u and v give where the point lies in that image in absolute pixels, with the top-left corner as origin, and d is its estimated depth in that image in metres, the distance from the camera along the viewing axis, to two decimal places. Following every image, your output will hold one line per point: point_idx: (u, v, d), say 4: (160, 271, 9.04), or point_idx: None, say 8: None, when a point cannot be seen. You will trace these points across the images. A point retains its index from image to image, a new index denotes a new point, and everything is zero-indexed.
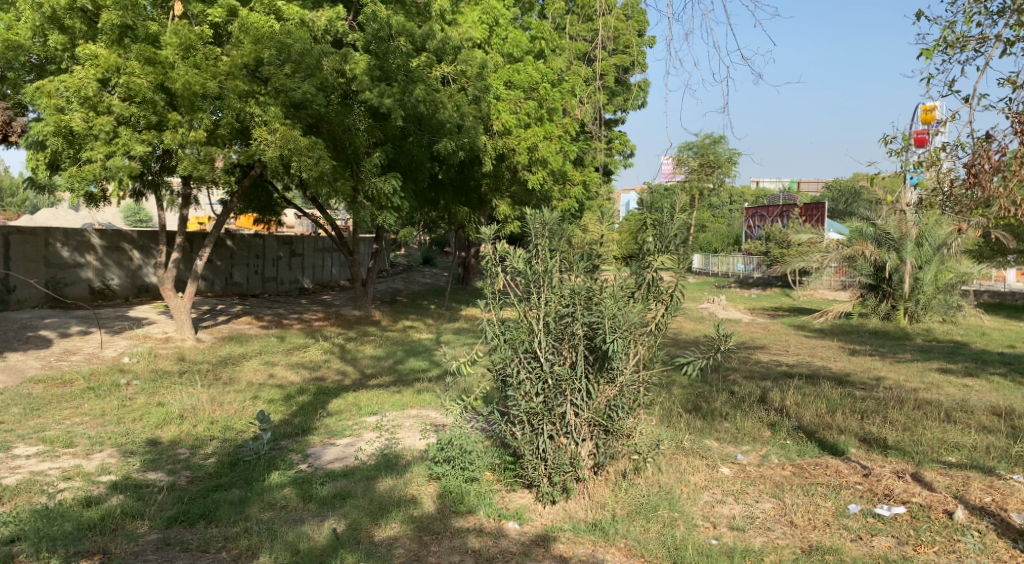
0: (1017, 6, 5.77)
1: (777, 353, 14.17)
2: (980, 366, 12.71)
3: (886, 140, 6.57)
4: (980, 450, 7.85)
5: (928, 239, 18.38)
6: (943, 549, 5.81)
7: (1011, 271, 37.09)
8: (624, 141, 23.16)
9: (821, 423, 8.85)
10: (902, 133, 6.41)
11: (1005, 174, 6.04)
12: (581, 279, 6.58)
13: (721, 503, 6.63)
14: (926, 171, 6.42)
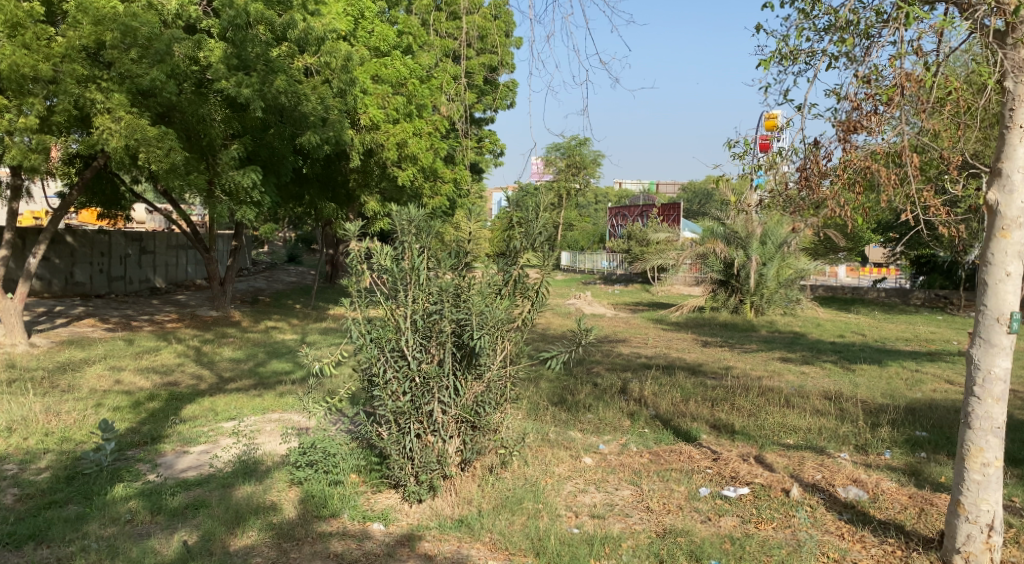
0: (839, 24, 6.25)
1: (636, 346, 14.79)
2: (816, 354, 13.76)
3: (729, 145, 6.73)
4: (814, 432, 8.52)
5: (770, 238, 19.53)
6: (780, 524, 6.28)
7: (841, 268, 40.41)
8: (494, 140, 23.44)
9: (676, 412, 9.34)
10: (745, 138, 6.56)
11: (832, 178, 6.53)
12: (449, 276, 6.69)
13: (583, 493, 6.89)
14: (766, 174, 6.86)
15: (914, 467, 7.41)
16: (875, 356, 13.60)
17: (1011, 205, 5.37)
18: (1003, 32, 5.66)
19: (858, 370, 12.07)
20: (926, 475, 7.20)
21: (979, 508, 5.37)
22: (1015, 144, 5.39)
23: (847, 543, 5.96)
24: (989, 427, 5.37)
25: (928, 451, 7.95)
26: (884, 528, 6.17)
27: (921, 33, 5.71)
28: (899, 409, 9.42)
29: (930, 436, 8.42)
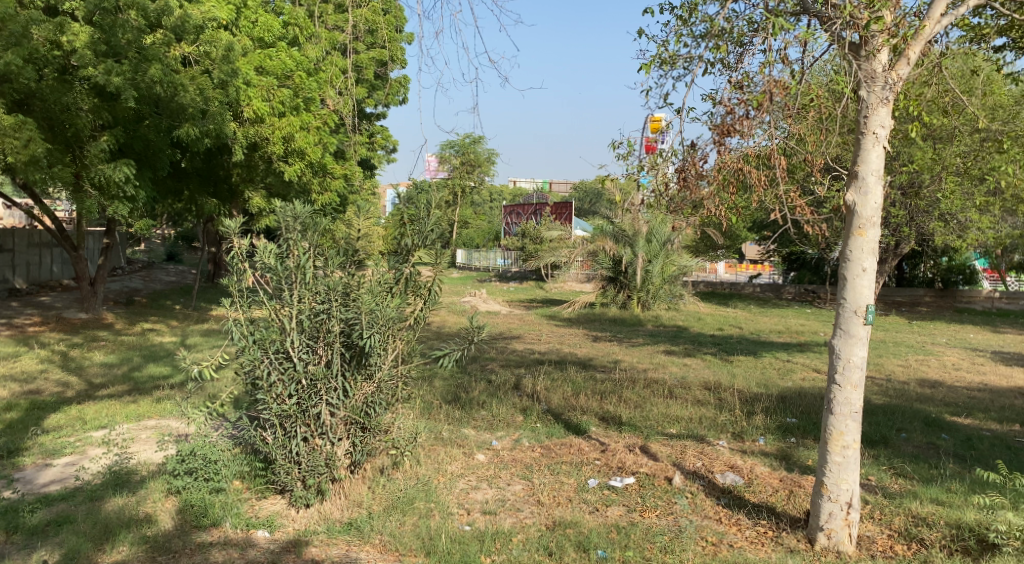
0: (714, 32, 6.48)
1: (529, 342, 14.96)
2: (698, 347, 14.30)
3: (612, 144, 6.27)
4: (695, 421, 8.87)
5: (656, 236, 20.16)
6: (664, 512, 6.48)
7: (722, 265, 42.27)
8: (386, 135, 23.16)
9: (567, 406, 9.51)
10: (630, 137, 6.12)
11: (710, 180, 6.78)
12: (338, 274, 6.58)
13: (476, 490, 6.90)
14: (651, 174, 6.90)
15: (785, 452, 7.83)
16: (751, 348, 14.28)
17: (866, 204, 5.76)
18: (858, 45, 6.07)
19: (736, 361, 12.64)
20: (795, 459, 7.62)
21: (839, 488, 5.72)
22: (868, 148, 5.79)
23: (724, 527, 6.22)
24: (848, 412, 5.73)
25: (796, 436, 8.42)
26: (757, 511, 6.48)
27: (787, 43, 6.02)
28: (772, 397, 9.92)
29: (799, 422, 8.92)
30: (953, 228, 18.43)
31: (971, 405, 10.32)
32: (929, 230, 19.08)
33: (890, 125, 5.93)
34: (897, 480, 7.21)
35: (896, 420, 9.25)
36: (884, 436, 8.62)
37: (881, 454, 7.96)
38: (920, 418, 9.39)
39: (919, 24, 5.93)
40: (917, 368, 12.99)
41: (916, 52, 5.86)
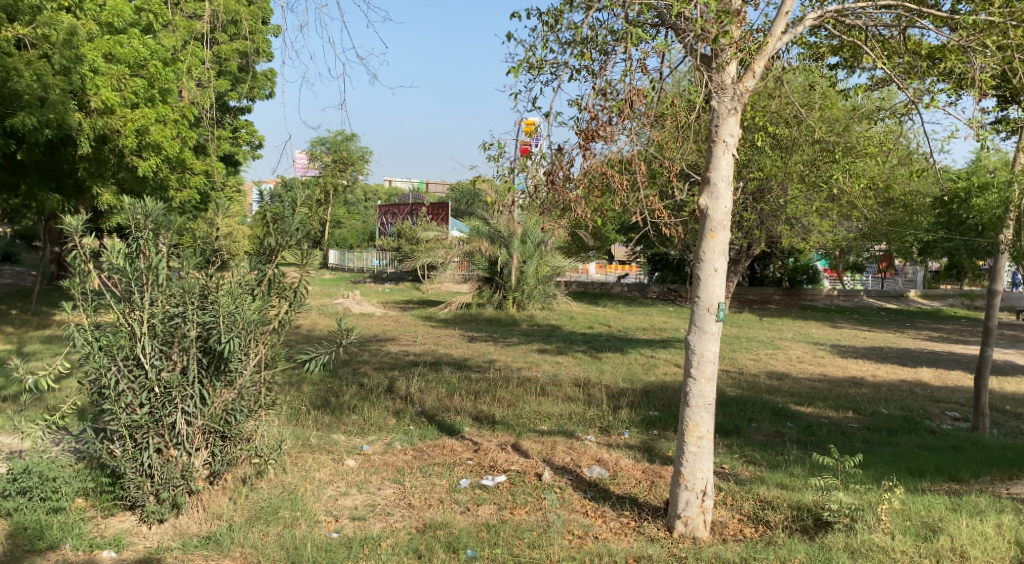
0: (578, 39, 6.55)
1: (403, 344, 14.80)
2: (569, 345, 14.57)
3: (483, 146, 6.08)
4: (564, 417, 9.01)
5: (530, 238, 20.41)
6: (533, 507, 6.51)
7: (594, 265, 43.34)
8: (251, 131, 22.29)
9: (440, 407, 9.44)
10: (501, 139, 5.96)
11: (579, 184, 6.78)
12: (195, 275, 6.23)
13: (344, 495, 6.72)
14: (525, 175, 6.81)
15: (648, 444, 8.08)
16: (620, 345, 14.69)
17: (717, 208, 6.01)
18: (709, 57, 6.34)
19: (605, 358, 12.95)
20: (657, 450, 7.88)
21: (695, 476, 5.95)
22: (719, 155, 6.06)
23: (589, 519, 6.32)
24: (702, 404, 5.96)
25: (659, 429, 8.72)
26: (621, 502, 6.63)
27: (646, 53, 6.19)
28: (636, 392, 10.24)
29: (661, 415, 9.24)
30: (798, 231, 19.68)
31: (813, 395, 11.03)
32: (777, 233, 20.29)
33: (739, 134, 6.23)
34: (748, 467, 7.60)
35: (748, 411, 9.74)
36: (737, 425, 9.06)
37: (734, 444, 8.38)
38: (768, 408, 9.94)
39: (762, 40, 6.28)
40: (769, 362, 13.75)
41: (760, 66, 6.17)
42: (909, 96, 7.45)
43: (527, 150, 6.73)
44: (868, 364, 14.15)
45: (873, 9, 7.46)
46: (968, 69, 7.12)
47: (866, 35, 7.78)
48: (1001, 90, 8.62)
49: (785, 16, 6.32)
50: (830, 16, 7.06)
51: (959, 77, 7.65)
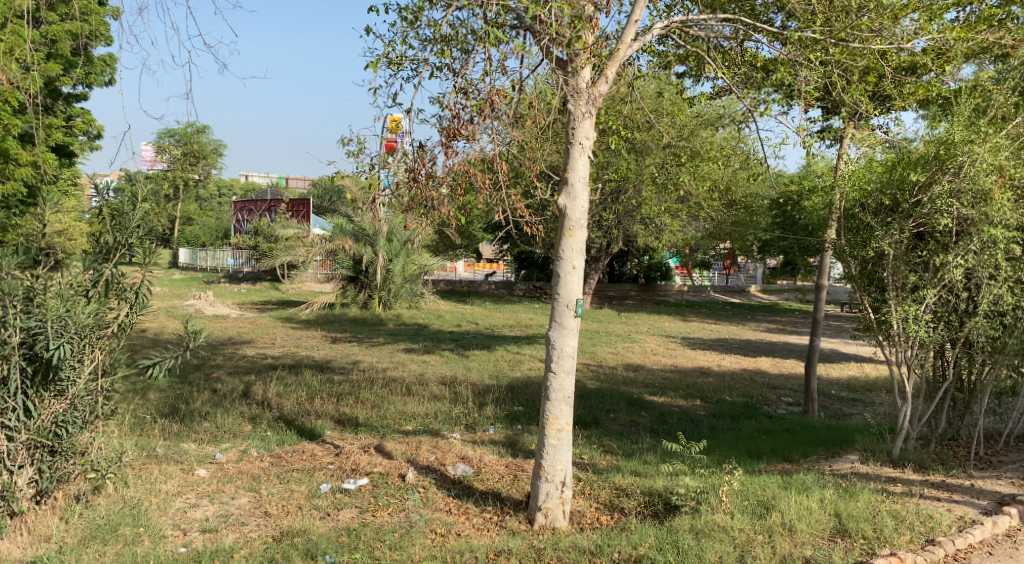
0: (437, 36, 6.47)
1: (261, 346, 14.32)
2: (435, 344, 14.54)
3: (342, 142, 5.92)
4: (430, 416, 8.99)
5: (396, 236, 20.25)
6: (395, 509, 6.46)
7: (461, 264, 43.42)
8: (88, 120, 20.89)
9: (301, 411, 9.19)
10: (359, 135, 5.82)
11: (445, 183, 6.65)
12: (19, 275, 5.72)
13: (194, 507, 6.42)
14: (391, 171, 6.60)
15: (511, 439, 8.21)
16: (486, 342, 14.81)
17: (575, 208, 6.17)
18: (565, 60, 6.50)
19: (471, 356, 13.02)
20: (520, 445, 8.02)
21: (555, 468, 6.10)
22: (576, 157, 6.22)
23: (452, 517, 6.34)
24: (562, 398, 6.12)
25: (522, 424, 8.88)
26: (484, 497, 6.70)
27: (505, 53, 6.25)
28: (502, 388, 10.36)
29: (525, 410, 9.41)
30: (652, 230, 20.49)
31: (665, 385, 11.55)
32: (634, 232, 21.08)
33: (594, 137, 6.42)
34: (605, 457, 7.87)
35: (606, 402, 10.07)
36: (596, 417, 9.34)
37: (592, 435, 8.64)
38: (625, 399, 10.31)
39: (615, 46, 6.50)
40: (627, 355, 14.25)
41: (612, 71, 6.40)
42: (747, 105, 8.10)
43: (392, 147, 6.53)
44: (716, 355, 14.95)
45: (714, 22, 7.96)
46: (795, 81, 7.92)
47: (709, 46, 8.29)
48: (825, 102, 9.37)
49: (634, 24, 6.58)
50: (675, 26, 7.44)
51: (788, 89, 8.36)
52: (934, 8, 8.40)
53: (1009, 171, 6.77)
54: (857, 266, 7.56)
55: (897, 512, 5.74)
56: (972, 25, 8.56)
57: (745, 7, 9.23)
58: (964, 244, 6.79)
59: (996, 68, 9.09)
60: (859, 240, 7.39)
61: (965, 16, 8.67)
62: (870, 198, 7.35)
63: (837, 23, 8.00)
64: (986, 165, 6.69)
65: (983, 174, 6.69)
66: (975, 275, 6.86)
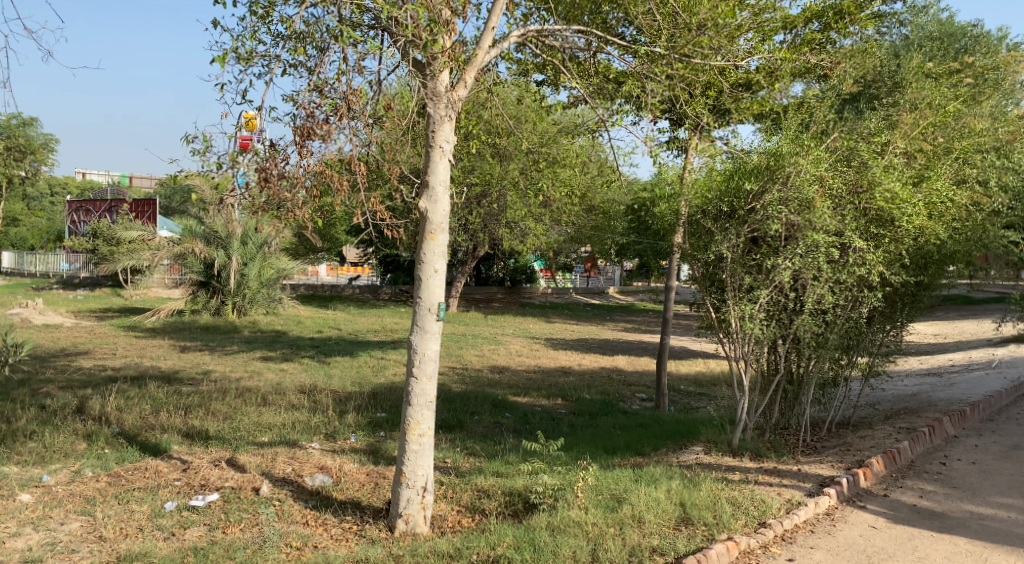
0: (289, 31, 6.28)
1: (100, 357, 13.49)
2: (294, 351, 14.20)
3: (187, 139, 5.63)
4: (287, 426, 8.82)
5: (251, 239, 19.70)
6: (247, 524, 6.30)
7: (322, 267, 42.52)
8: None
9: (143, 426, 8.76)
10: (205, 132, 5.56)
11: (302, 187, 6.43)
12: None
13: (16, 537, 6.00)
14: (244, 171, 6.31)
15: (373, 446, 8.18)
16: (348, 348, 14.63)
17: (436, 211, 6.25)
18: (422, 63, 6.57)
19: (332, 362, 12.84)
20: (382, 452, 8.02)
21: (416, 474, 6.15)
22: (436, 160, 6.29)
23: (309, 529, 6.26)
24: (424, 402, 6.17)
25: (384, 430, 8.87)
26: (343, 507, 6.66)
27: (362, 54, 6.21)
28: (364, 394, 10.29)
29: (388, 416, 9.40)
30: (516, 233, 20.81)
31: (528, 386, 11.81)
32: (498, 235, 21.36)
33: (454, 141, 6.52)
34: (468, 459, 7.98)
35: (470, 405, 10.20)
36: (459, 420, 9.44)
37: (455, 438, 8.72)
38: (489, 401, 10.47)
39: (473, 52, 6.63)
40: (490, 357, 14.47)
41: (471, 77, 6.54)
42: (600, 115, 8.40)
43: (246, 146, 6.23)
44: (577, 355, 15.41)
45: (568, 33, 8.21)
46: (644, 93, 8.29)
47: (564, 56, 8.59)
48: (672, 113, 9.90)
49: (491, 31, 6.73)
50: (531, 35, 7.64)
51: (638, 101, 8.75)
52: (766, 29, 9.06)
53: (829, 182, 7.37)
54: (701, 268, 8.04)
55: (735, 499, 6.16)
56: (798, 47, 9.31)
57: (597, 21, 9.60)
58: (791, 248, 7.39)
59: (821, 86, 9.91)
60: (700, 244, 7.85)
61: (793, 38, 9.40)
62: (710, 205, 7.77)
63: (681, 39, 8.46)
64: (808, 176, 7.30)
65: (806, 185, 7.29)
66: (801, 276, 7.46)
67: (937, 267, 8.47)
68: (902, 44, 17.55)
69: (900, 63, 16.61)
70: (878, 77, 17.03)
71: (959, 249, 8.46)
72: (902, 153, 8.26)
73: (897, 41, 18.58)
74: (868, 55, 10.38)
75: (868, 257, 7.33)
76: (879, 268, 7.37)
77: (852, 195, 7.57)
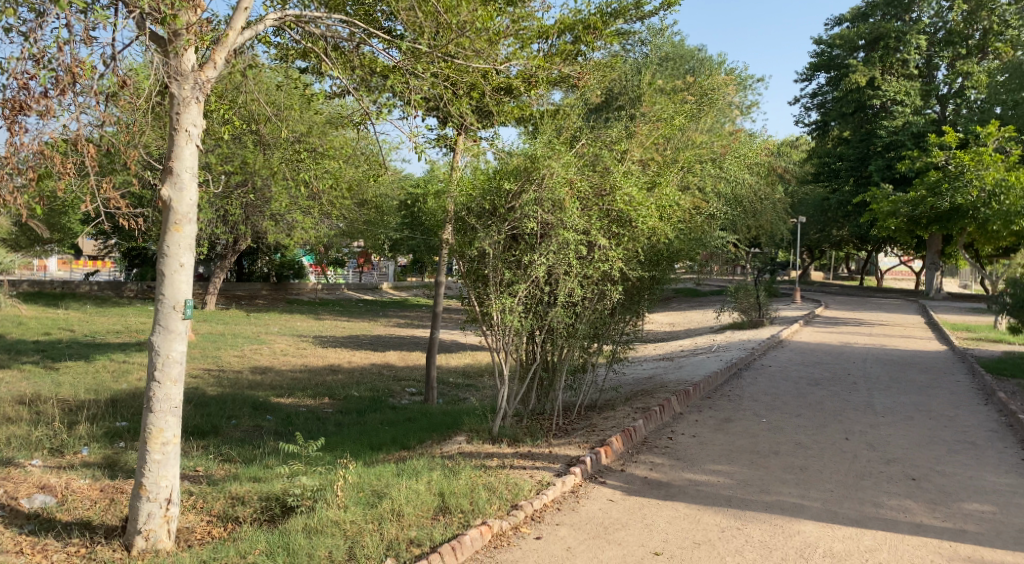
0: None
1: None
2: (14, 356, 12.62)
3: None
4: (1, 443, 7.80)
5: None
6: None
7: (51, 261, 38.53)
8: None
9: None
10: None
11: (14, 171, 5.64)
12: None
13: None
14: None
15: (109, 459, 7.49)
16: (81, 352, 13.27)
17: (181, 200, 5.79)
18: (163, 39, 6.04)
19: (62, 368, 11.58)
20: (120, 464, 7.37)
21: (159, 486, 5.69)
22: (182, 145, 5.81)
23: (25, 558, 5.57)
24: (168, 408, 5.71)
25: (125, 441, 8.15)
26: (69, 529, 6.01)
27: (89, 23, 5.57)
28: (100, 403, 9.38)
29: (129, 425, 8.65)
30: (282, 227, 20.10)
31: (292, 386, 11.38)
32: (262, 229, 20.48)
33: (202, 125, 6.06)
34: (222, 466, 7.53)
35: (227, 408, 9.66)
36: (214, 425, 8.90)
37: (209, 444, 8.21)
38: (248, 403, 9.97)
39: (222, 32, 6.18)
40: (250, 357, 13.81)
41: (221, 58, 6.10)
42: (364, 107, 8.22)
43: None
44: (345, 352, 15.12)
45: (331, 23, 7.94)
46: (407, 88, 8.24)
47: (325, 45, 8.32)
48: (437, 111, 9.99)
49: (244, 11, 6.32)
50: (289, 20, 7.31)
51: (401, 97, 8.70)
52: (523, 37, 9.38)
53: (578, 184, 7.78)
54: (466, 264, 8.14)
55: (490, 485, 6.31)
56: (551, 57, 9.76)
57: (361, 12, 9.45)
58: (546, 245, 7.73)
59: (575, 95, 10.46)
60: (465, 240, 7.90)
61: (548, 47, 9.83)
62: (473, 203, 7.80)
63: (443, 39, 8.54)
64: (560, 178, 7.61)
65: (558, 186, 7.61)
66: (554, 271, 7.84)
67: (667, 263, 9.28)
68: (643, 60, 19.11)
69: (640, 78, 18.03)
70: (621, 89, 18.34)
71: (683, 248, 9.32)
72: (639, 161, 8.94)
73: (638, 58, 20.14)
74: (612, 69, 11.15)
75: (611, 254, 7.86)
76: (620, 264, 7.97)
77: (597, 197, 8.06)
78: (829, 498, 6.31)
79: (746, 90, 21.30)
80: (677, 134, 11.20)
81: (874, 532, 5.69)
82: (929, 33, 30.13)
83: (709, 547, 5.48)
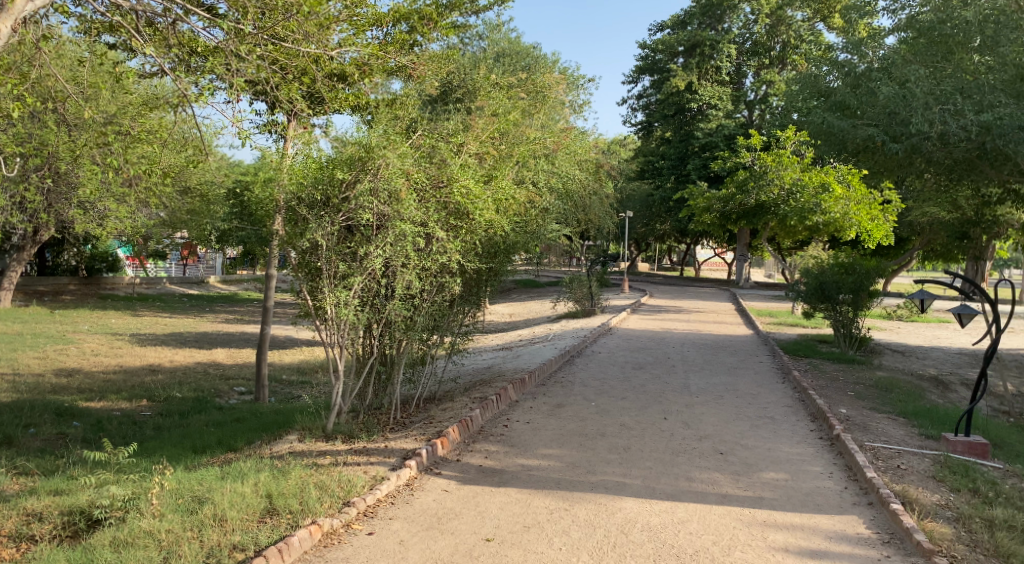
0: None
1: None
2: None
3: None
4: None
5: None
6: None
7: None
8: None
9: None
10: None
11: None
12: None
13: None
14: None
15: None
16: None
17: None
18: None
19: None
20: None
21: None
22: None
23: None
24: None
25: None
26: None
27: None
28: None
29: None
30: (92, 216, 18.56)
31: (104, 389, 10.48)
32: (68, 218, 18.77)
33: None
34: (17, 480, 6.78)
35: (25, 416, 8.73)
36: (9, 435, 8.02)
37: (2, 457, 7.38)
38: (50, 409, 9.07)
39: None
40: (54, 358, 12.61)
41: (7, 27, 5.41)
42: (181, 87, 7.76)
43: None
44: (166, 350, 14.15)
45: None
46: (228, 71, 7.88)
47: (137, 20, 7.70)
48: (263, 95, 9.49)
49: None
50: None
51: (224, 79, 8.21)
52: (357, 23, 9.02)
53: (415, 175, 7.60)
54: (297, 256, 7.73)
55: (321, 483, 6.04)
56: (386, 45, 9.52)
57: None
58: (382, 237, 7.52)
59: (412, 85, 10.25)
60: (296, 232, 7.49)
61: (383, 36, 9.56)
62: (304, 192, 7.39)
63: (271, 21, 8.15)
64: (396, 169, 7.40)
65: (395, 177, 7.40)
66: (391, 263, 7.64)
67: (505, 255, 9.28)
68: (480, 56, 19.15)
69: (476, 71, 18.05)
70: (458, 82, 18.24)
71: (519, 240, 9.38)
72: (475, 153, 8.88)
73: (475, 52, 20.17)
74: (449, 60, 11.05)
75: (449, 247, 7.76)
76: (457, 257, 7.89)
77: (434, 189, 7.91)
78: (648, 475, 6.53)
79: (577, 89, 21.91)
80: (512, 128, 11.29)
81: (687, 505, 5.94)
82: (738, 43, 32.06)
83: (538, 529, 5.51)
